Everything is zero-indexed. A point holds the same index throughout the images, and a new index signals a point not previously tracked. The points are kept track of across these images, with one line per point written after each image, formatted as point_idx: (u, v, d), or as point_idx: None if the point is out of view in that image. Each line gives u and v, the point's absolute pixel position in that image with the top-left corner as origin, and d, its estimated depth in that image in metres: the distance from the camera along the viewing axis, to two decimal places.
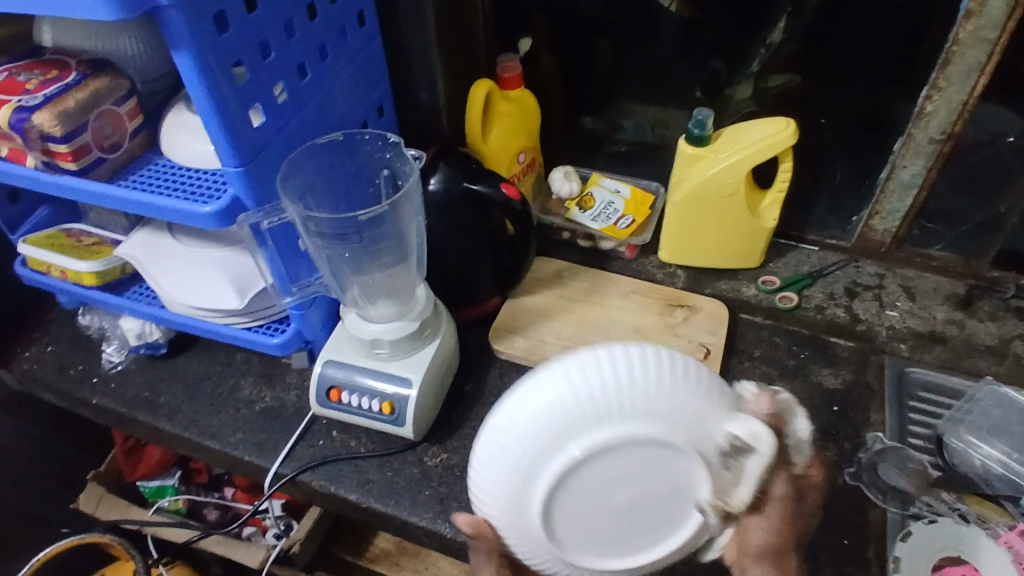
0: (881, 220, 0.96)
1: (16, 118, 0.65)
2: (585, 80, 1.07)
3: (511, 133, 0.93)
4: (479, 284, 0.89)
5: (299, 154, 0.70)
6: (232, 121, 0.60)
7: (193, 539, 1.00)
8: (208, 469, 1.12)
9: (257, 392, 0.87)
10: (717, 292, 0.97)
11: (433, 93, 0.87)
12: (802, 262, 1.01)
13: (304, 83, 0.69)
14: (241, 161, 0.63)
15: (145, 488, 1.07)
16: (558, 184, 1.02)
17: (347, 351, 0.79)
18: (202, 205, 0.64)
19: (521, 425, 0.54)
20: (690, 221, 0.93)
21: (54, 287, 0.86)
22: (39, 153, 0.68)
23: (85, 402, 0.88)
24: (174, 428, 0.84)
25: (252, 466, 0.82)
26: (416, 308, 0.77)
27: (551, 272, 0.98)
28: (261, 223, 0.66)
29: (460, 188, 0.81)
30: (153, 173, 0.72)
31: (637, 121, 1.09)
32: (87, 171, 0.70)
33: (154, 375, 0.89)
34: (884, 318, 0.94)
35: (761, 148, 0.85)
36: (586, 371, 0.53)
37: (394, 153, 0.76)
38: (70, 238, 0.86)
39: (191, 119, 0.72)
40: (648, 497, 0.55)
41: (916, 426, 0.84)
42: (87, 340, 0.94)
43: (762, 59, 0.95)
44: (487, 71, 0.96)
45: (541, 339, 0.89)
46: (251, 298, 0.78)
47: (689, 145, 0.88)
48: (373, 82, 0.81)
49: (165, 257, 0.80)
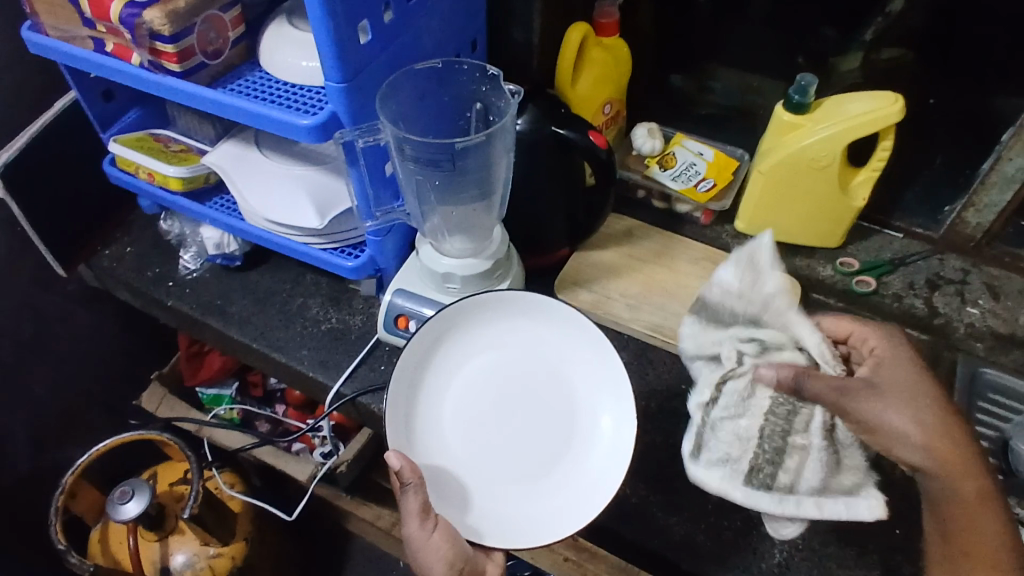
0: (975, 212, 0.91)
1: (127, 13, 0.65)
2: (681, 36, 1.04)
3: (601, 83, 0.92)
4: (551, 234, 0.88)
5: (397, 78, 0.70)
6: (341, 33, 0.60)
7: (247, 447, 1.05)
8: (265, 382, 1.16)
9: (323, 312, 0.89)
10: (793, 269, 0.94)
11: (529, 33, 0.84)
12: (883, 247, 0.96)
13: (410, 5, 0.68)
14: (344, 78, 0.63)
15: (203, 395, 1.12)
16: (641, 139, 1.00)
17: (418, 282, 0.80)
18: (300, 117, 0.65)
19: (475, 438, 0.70)
20: (777, 191, 0.90)
21: (139, 189, 0.88)
22: (146, 52, 0.68)
23: (160, 304, 0.91)
24: (243, 336, 0.87)
25: (314, 382, 0.84)
26: (491, 247, 0.77)
27: (622, 229, 0.96)
28: (355, 142, 0.67)
29: (548, 131, 0.78)
30: (252, 83, 0.72)
31: (728, 85, 1.05)
32: (189, 75, 0.70)
33: (227, 285, 0.92)
34: (964, 315, 0.90)
35: (863, 123, 0.81)
36: (522, 416, 0.70)
37: (491, 86, 0.76)
38: (159, 143, 0.88)
39: (292, 33, 0.73)
40: (535, 409, 0.71)
41: (983, 428, 0.82)
42: (166, 245, 0.96)
43: (878, 28, 0.90)
44: (583, 15, 0.94)
45: (606, 295, 0.88)
46: (331, 219, 0.79)
47: (787, 111, 0.86)
48: (471, 15, 0.79)
49: (250, 169, 0.82)
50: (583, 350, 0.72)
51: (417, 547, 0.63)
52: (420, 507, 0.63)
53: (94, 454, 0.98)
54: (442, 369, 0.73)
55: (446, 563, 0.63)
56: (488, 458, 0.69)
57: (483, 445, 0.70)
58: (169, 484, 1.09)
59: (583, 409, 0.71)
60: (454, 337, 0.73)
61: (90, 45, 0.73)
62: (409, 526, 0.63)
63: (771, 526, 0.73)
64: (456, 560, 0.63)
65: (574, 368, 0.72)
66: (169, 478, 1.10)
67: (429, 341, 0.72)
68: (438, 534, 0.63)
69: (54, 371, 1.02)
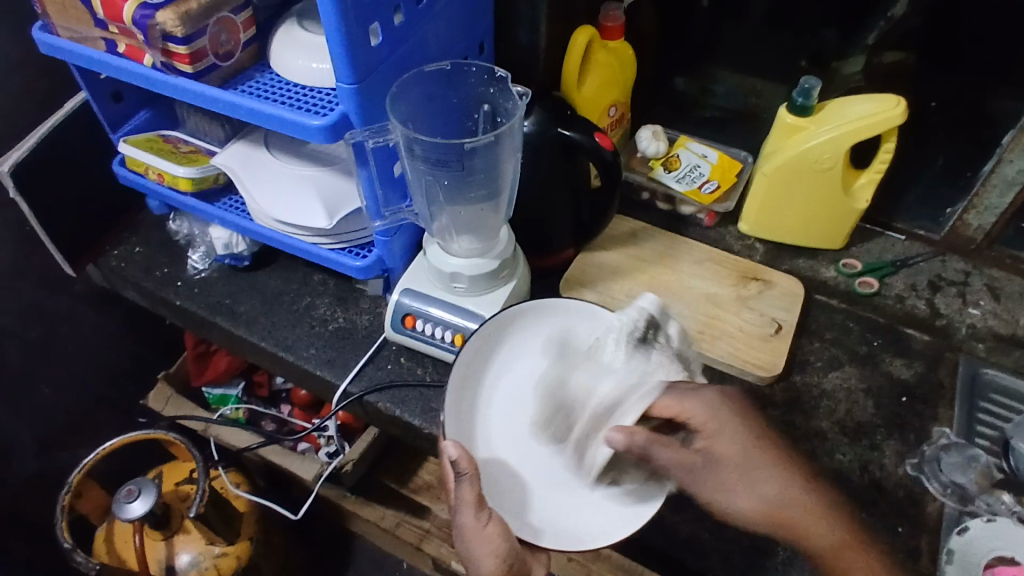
0: (977, 214, 0.92)
1: (140, 14, 0.66)
2: (684, 40, 1.05)
3: (606, 85, 0.93)
4: (556, 235, 0.88)
5: (406, 80, 0.70)
6: (353, 35, 0.61)
7: (252, 446, 1.05)
8: (270, 383, 1.17)
9: (330, 312, 0.90)
10: (796, 270, 0.95)
11: (535, 35, 0.85)
12: (886, 249, 0.97)
13: (420, 8, 0.69)
14: (355, 79, 0.63)
15: (210, 395, 1.12)
16: (645, 142, 1.00)
17: (425, 282, 0.81)
18: (311, 118, 0.66)
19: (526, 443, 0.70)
20: (780, 193, 0.91)
21: (148, 189, 0.89)
22: (158, 53, 0.69)
23: (168, 303, 0.92)
24: (251, 336, 0.87)
25: (322, 381, 0.85)
26: (498, 247, 0.78)
27: (627, 230, 0.97)
28: (365, 143, 0.68)
29: (553, 133, 0.79)
30: (262, 84, 0.73)
31: (730, 87, 1.06)
32: (201, 76, 0.71)
33: (235, 284, 0.93)
34: (966, 316, 0.91)
35: (865, 125, 0.82)
36: None
37: (498, 88, 0.77)
38: (168, 143, 0.89)
39: (302, 35, 0.73)
40: None
41: (983, 427, 0.82)
42: (174, 245, 0.97)
43: (879, 33, 0.92)
44: (588, 18, 0.95)
45: (611, 295, 0.89)
46: (340, 219, 0.80)
47: (790, 114, 0.86)
48: (479, 17, 0.80)
49: (260, 170, 0.82)
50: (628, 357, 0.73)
51: (469, 537, 0.62)
52: (475, 498, 0.62)
53: (101, 453, 0.99)
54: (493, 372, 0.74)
55: (496, 558, 0.61)
56: (538, 463, 0.69)
57: (532, 450, 0.70)
58: (175, 484, 1.10)
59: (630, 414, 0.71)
60: (506, 339, 0.75)
61: (101, 46, 0.74)
62: (463, 514, 0.62)
63: None
64: (507, 554, 0.62)
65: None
66: (175, 478, 1.11)
67: (482, 343, 0.74)
68: (491, 527, 0.62)
69: (61, 373, 1.03)
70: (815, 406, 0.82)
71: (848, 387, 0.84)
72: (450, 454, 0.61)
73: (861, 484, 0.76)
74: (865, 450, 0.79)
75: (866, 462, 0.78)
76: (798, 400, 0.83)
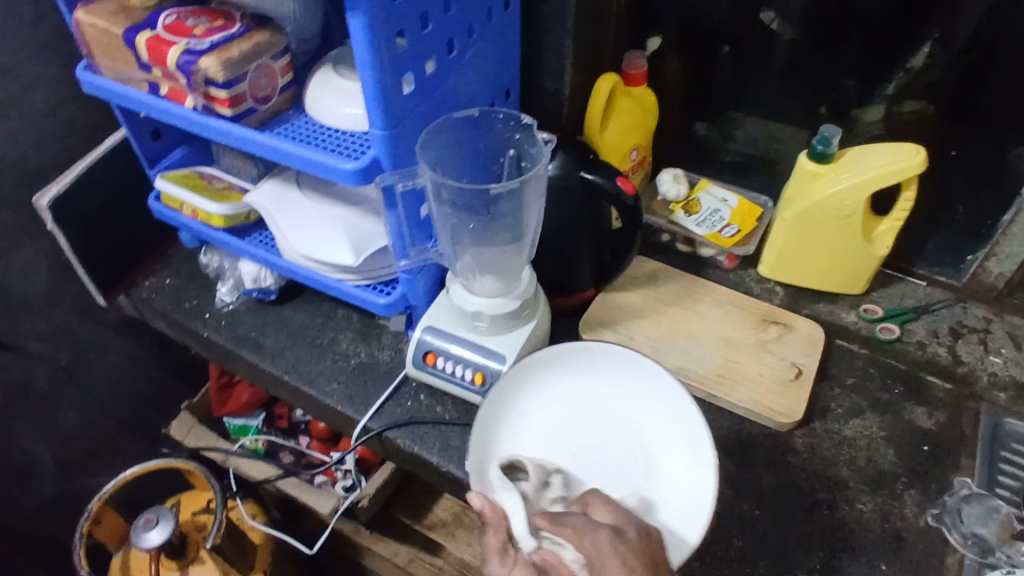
0: (998, 262, 0.93)
1: (185, 60, 0.69)
2: (704, 87, 1.07)
3: (628, 131, 0.95)
4: (578, 275, 0.90)
5: (435, 125, 0.73)
6: (386, 84, 0.63)
7: (271, 478, 1.08)
8: (290, 415, 1.17)
9: (353, 347, 0.91)
10: (816, 314, 0.95)
11: (560, 83, 0.88)
12: (906, 295, 0.98)
13: (450, 58, 0.72)
14: (387, 126, 0.66)
15: (230, 425, 1.13)
16: (666, 185, 1.02)
17: (446, 320, 0.82)
18: (343, 162, 0.68)
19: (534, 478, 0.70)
20: (799, 238, 0.92)
21: (182, 224, 0.91)
22: (199, 96, 0.72)
23: (196, 335, 0.94)
24: (274, 369, 0.89)
25: (342, 416, 0.86)
26: (519, 288, 0.79)
27: (647, 272, 0.98)
28: (394, 186, 0.70)
29: (576, 177, 0.81)
30: (297, 127, 0.76)
31: (751, 132, 1.08)
32: (239, 118, 0.74)
33: (261, 317, 0.95)
34: (987, 364, 0.90)
35: (886, 173, 0.83)
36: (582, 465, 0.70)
37: (524, 134, 0.79)
38: (203, 180, 0.92)
39: (338, 82, 0.76)
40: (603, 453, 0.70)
41: (1005, 477, 0.81)
42: (204, 277, 0.99)
43: (898, 83, 0.93)
44: (612, 66, 0.97)
45: (630, 336, 0.90)
46: (365, 257, 0.82)
47: (810, 161, 0.87)
48: (506, 65, 0.83)
49: (290, 208, 0.85)
50: (661, 411, 0.72)
51: None
52: (500, 549, 0.54)
53: (119, 481, 0.99)
54: (514, 417, 0.74)
55: None
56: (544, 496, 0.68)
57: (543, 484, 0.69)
58: (192, 514, 1.10)
59: (661, 461, 0.69)
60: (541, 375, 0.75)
61: (144, 87, 0.77)
62: (490, 570, 0.52)
63: (794, 573, 0.72)
64: None
65: (657, 427, 0.71)
66: (193, 507, 1.11)
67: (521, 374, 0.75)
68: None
69: (88, 399, 1.05)
70: (835, 454, 0.82)
71: (869, 435, 0.83)
72: (477, 503, 0.56)
73: (881, 533, 0.75)
74: (886, 499, 0.78)
75: (887, 512, 0.77)
76: (817, 447, 0.82)
